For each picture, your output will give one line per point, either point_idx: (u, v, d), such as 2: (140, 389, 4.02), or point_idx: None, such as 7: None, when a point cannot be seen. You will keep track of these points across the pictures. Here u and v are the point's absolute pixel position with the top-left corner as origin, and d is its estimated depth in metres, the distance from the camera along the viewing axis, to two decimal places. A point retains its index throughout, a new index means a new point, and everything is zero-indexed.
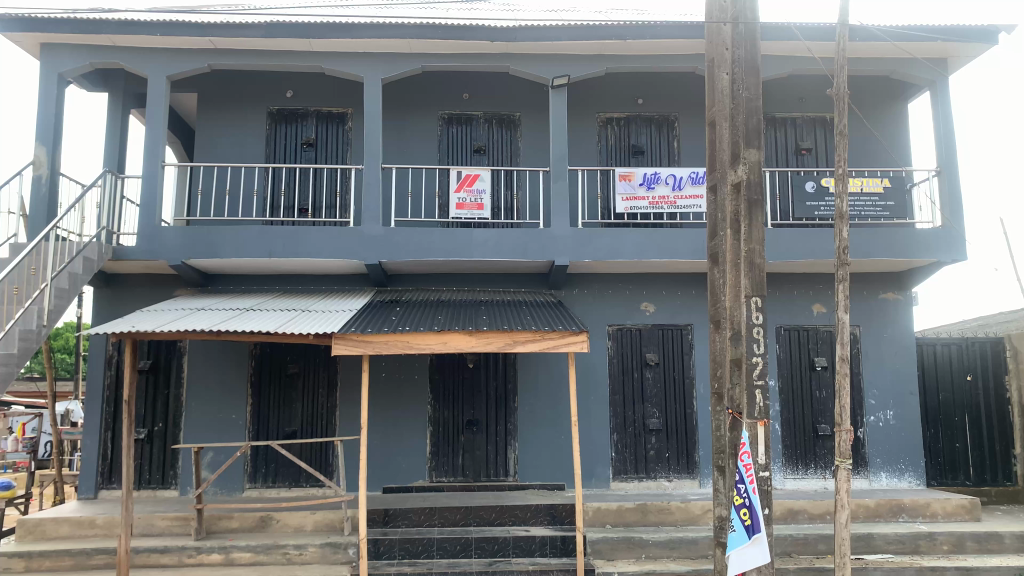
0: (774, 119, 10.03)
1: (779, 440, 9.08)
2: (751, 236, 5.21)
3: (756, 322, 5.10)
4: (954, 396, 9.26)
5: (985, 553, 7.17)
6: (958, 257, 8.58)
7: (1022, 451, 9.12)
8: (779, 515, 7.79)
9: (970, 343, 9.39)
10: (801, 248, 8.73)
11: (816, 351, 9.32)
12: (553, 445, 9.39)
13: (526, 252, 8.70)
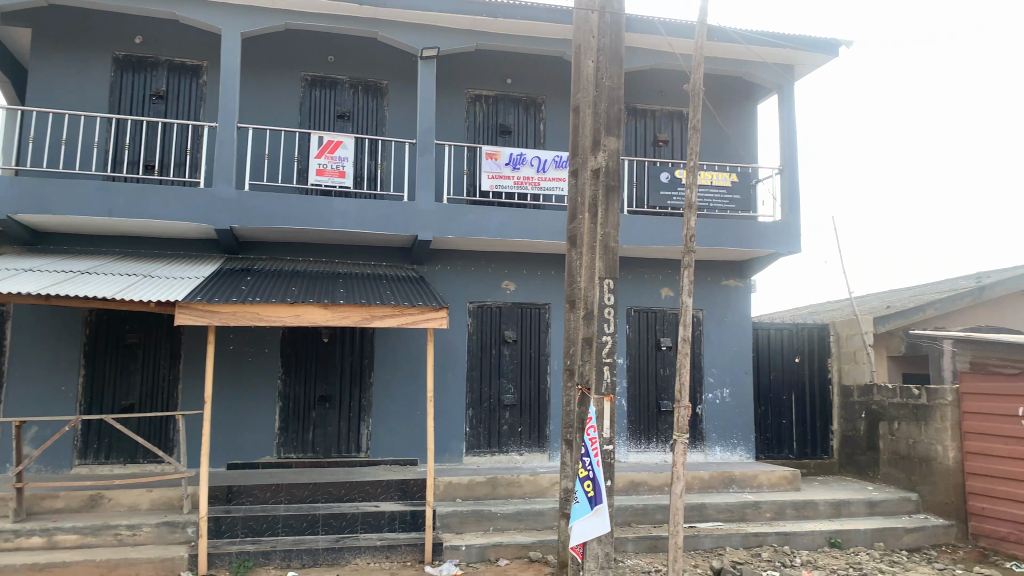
0: (635, 109, 10.33)
1: (625, 415, 9.42)
2: (607, 220, 5.38)
3: (608, 304, 5.27)
4: (783, 376, 9.93)
5: (801, 519, 7.73)
6: (792, 249, 9.21)
7: (839, 428, 9.92)
8: (621, 487, 8.06)
9: (800, 328, 10.08)
10: (654, 234, 9.08)
11: (662, 331, 9.75)
12: (407, 420, 9.32)
13: (388, 225, 8.56)
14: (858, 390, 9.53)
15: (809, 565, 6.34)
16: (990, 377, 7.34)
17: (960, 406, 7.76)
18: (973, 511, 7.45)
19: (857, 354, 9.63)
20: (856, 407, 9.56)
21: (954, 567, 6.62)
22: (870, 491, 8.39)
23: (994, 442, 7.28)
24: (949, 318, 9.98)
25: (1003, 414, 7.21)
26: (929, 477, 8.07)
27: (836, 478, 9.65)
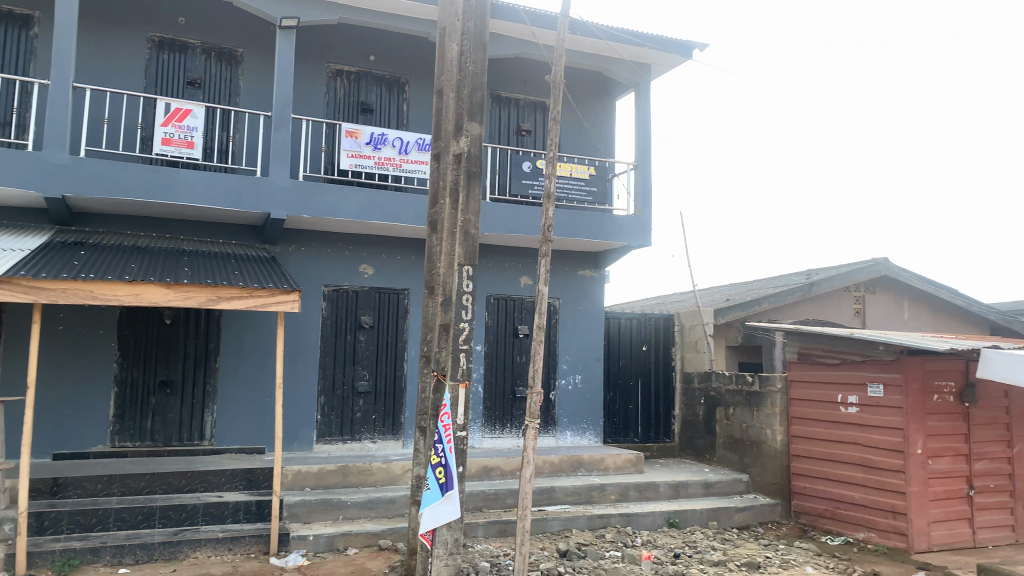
0: (499, 96, 10.34)
1: (480, 402, 9.46)
2: (468, 207, 5.37)
3: (466, 290, 5.27)
4: (631, 364, 10.30)
5: (644, 500, 8.03)
6: (644, 243, 9.54)
7: (680, 412, 10.42)
8: (474, 472, 8.09)
9: (648, 318, 10.49)
10: (514, 223, 9.13)
11: (519, 319, 9.87)
12: (255, 406, 8.94)
13: (240, 201, 8.13)
14: (699, 377, 10.04)
15: (649, 545, 6.60)
16: (815, 366, 7.90)
17: (788, 392, 8.31)
18: (796, 489, 8.06)
19: (699, 343, 10.13)
20: (696, 393, 10.08)
21: (778, 542, 7.09)
22: (706, 472, 8.87)
23: (816, 425, 7.86)
24: (782, 312, 10.70)
25: (826, 401, 7.78)
26: (758, 459, 8.60)
27: (676, 460, 10.13)
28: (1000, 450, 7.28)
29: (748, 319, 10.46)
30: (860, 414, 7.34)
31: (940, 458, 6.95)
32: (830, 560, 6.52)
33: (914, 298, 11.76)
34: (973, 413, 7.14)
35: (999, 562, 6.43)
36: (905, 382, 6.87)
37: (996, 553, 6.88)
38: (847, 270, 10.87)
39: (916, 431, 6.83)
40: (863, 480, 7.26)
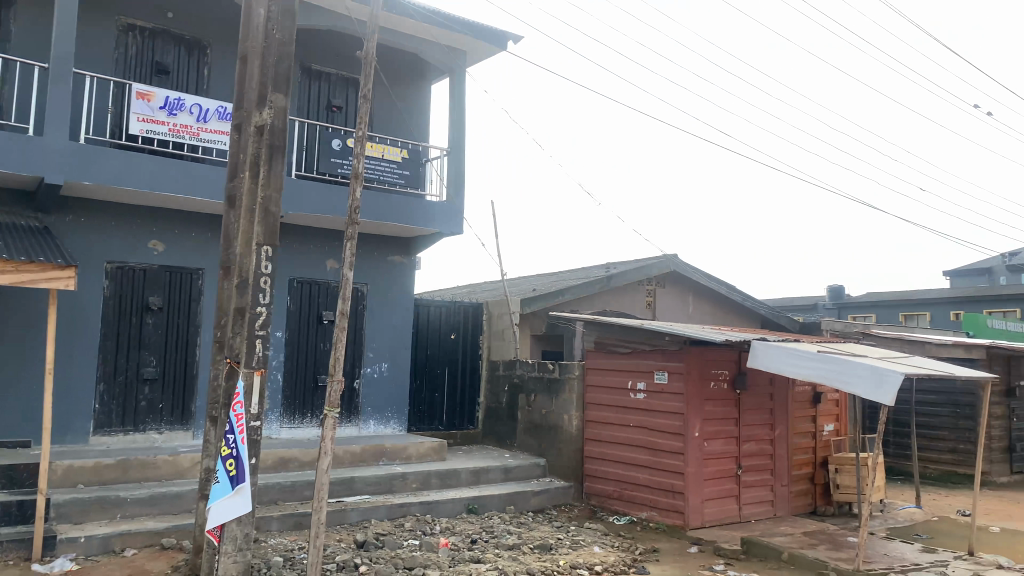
0: (311, 69, 9.88)
1: (279, 391, 9.06)
2: (270, 183, 5.13)
3: (265, 272, 5.05)
4: (438, 352, 10.29)
5: (444, 488, 7.93)
6: (455, 230, 9.55)
7: (485, 400, 10.53)
8: (270, 464, 7.73)
9: (456, 306, 10.53)
10: (320, 203, 8.79)
11: (324, 305, 9.54)
12: (19, 396, 7.98)
13: (7, 161, 7.18)
14: (504, 364, 10.20)
15: (447, 532, 6.63)
16: (610, 354, 8.31)
17: (585, 378, 8.65)
18: (588, 472, 8.46)
19: (505, 332, 10.31)
20: (500, 380, 10.21)
21: (570, 524, 7.41)
22: (505, 458, 9.01)
23: (608, 411, 8.29)
24: (582, 302, 11.15)
25: (617, 387, 8.22)
26: (554, 443, 8.85)
27: (478, 447, 10.23)
28: (764, 432, 8.02)
29: (552, 308, 10.80)
30: (647, 399, 7.82)
31: (713, 440, 7.57)
32: (615, 538, 6.93)
33: (698, 292, 12.74)
34: (742, 399, 7.83)
35: (759, 534, 7.11)
36: (686, 369, 7.42)
37: (757, 526, 7.59)
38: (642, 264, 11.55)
39: (693, 414, 7.39)
40: (647, 462, 7.75)
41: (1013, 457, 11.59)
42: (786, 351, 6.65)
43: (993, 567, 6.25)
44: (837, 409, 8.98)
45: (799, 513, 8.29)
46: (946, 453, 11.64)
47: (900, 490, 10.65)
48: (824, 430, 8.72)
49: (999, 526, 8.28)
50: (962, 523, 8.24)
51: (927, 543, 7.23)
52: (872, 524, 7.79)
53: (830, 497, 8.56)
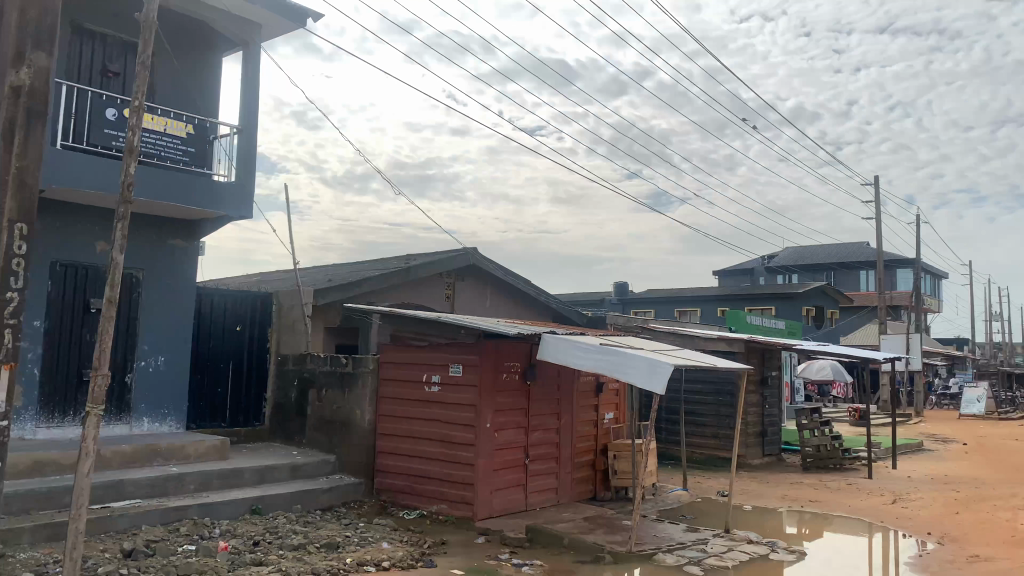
0: (81, 29, 8.85)
1: (34, 387, 8.11)
2: (26, 152, 4.50)
3: (18, 252, 4.46)
4: (222, 345, 9.67)
5: (226, 488, 7.47)
6: (244, 213, 9.01)
7: (272, 396, 10.01)
8: (21, 469, 6.89)
9: (243, 296, 9.98)
10: (89, 178, 7.94)
11: (91, 291, 8.66)
12: None
13: None
14: (294, 358, 9.77)
15: (228, 535, 6.25)
16: (405, 347, 8.26)
17: (379, 372, 8.52)
18: (379, 467, 8.34)
19: (295, 324, 9.88)
20: (289, 375, 9.79)
21: (358, 520, 7.28)
22: (292, 455, 8.65)
23: (402, 404, 8.23)
24: (379, 295, 11.02)
25: (412, 380, 8.17)
26: (344, 440, 8.54)
27: (264, 444, 9.71)
28: (550, 422, 8.32)
29: (346, 301, 10.59)
30: (441, 392, 7.86)
31: (503, 431, 7.75)
32: (404, 533, 6.90)
33: (493, 286, 13.08)
34: (531, 390, 8.07)
35: (543, 521, 7.38)
36: (481, 361, 7.54)
37: (542, 513, 7.88)
38: (440, 258, 11.65)
39: (485, 406, 7.53)
40: (439, 455, 7.79)
41: (765, 441, 12.93)
42: (571, 342, 6.93)
43: (745, 542, 7.03)
44: (617, 398, 9.51)
45: (580, 499, 8.71)
46: (710, 438, 12.74)
47: (671, 474, 11.54)
48: (605, 418, 9.20)
49: (751, 504, 9.21)
50: (722, 503, 9.13)
51: (691, 523, 7.89)
52: (645, 508, 8.37)
53: (609, 483, 9.02)
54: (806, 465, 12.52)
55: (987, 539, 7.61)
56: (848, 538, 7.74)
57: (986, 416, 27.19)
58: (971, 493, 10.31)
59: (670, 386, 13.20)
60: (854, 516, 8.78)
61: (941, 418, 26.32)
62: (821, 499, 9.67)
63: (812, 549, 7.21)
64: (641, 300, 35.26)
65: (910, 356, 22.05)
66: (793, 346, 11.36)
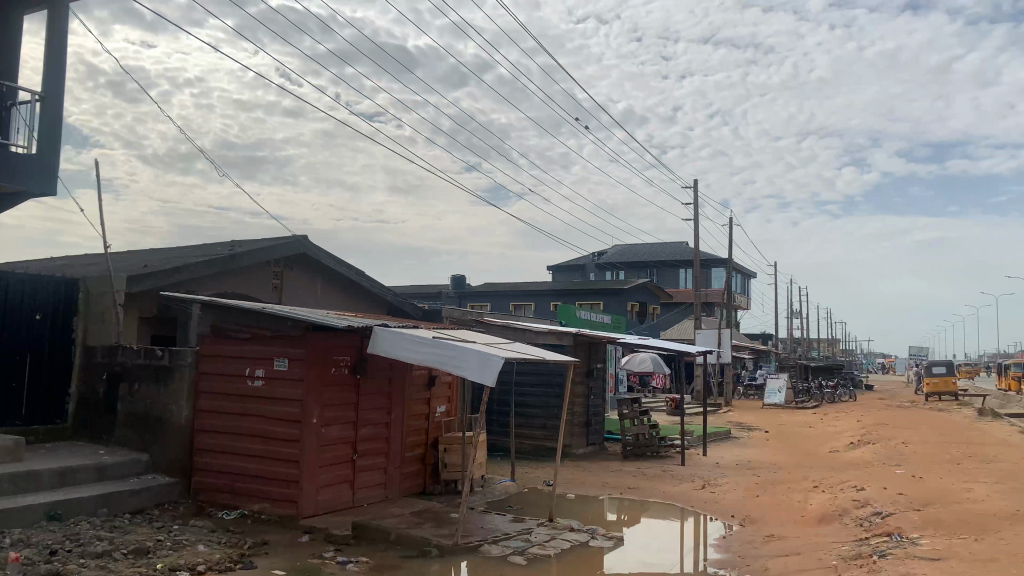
0: None
1: None
2: None
3: None
4: (18, 334, 8.72)
5: (19, 493, 6.75)
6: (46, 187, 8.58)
7: (77, 391, 9.18)
8: None
9: (45, 281, 9.08)
10: None
11: None
12: None
13: None
14: (103, 350, 9.06)
15: (20, 544, 5.69)
16: (227, 340, 7.88)
17: (198, 366, 8.07)
18: (196, 466, 7.92)
19: (106, 314, 9.23)
20: (97, 367, 9.05)
21: (172, 523, 6.88)
22: (97, 454, 8.00)
23: (222, 399, 7.84)
24: (201, 284, 10.51)
25: (233, 374, 7.81)
26: (158, 439, 8.01)
27: (66, 443, 8.86)
28: (380, 417, 8.22)
29: (164, 289, 10.01)
30: (265, 386, 7.56)
31: (331, 426, 7.57)
32: (222, 535, 6.60)
33: (324, 277, 12.94)
34: (362, 384, 7.93)
35: (370, 517, 7.31)
36: (307, 356, 7.33)
37: (369, 509, 7.79)
38: (271, 247, 11.40)
39: (312, 401, 7.33)
40: (262, 452, 7.50)
41: (589, 430, 13.47)
42: (403, 335, 6.90)
43: (566, 530, 7.32)
44: (449, 392, 9.55)
45: (409, 494, 8.68)
46: (538, 429, 13.10)
47: (499, 466, 11.75)
48: (436, 412, 9.22)
49: (574, 493, 9.58)
50: (547, 492, 9.44)
51: (517, 513, 8.09)
52: (473, 500, 8.49)
53: (437, 477, 9.04)
54: (626, 453, 13.15)
55: (780, 520, 8.38)
56: (661, 523, 8.26)
57: (784, 405, 29.98)
58: (769, 477, 11.30)
59: (501, 378, 13.45)
60: (669, 502, 9.32)
61: (747, 408, 28.63)
62: (639, 486, 10.23)
63: (628, 534, 7.62)
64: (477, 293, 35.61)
65: (719, 350, 23.79)
66: (619, 339, 11.92)
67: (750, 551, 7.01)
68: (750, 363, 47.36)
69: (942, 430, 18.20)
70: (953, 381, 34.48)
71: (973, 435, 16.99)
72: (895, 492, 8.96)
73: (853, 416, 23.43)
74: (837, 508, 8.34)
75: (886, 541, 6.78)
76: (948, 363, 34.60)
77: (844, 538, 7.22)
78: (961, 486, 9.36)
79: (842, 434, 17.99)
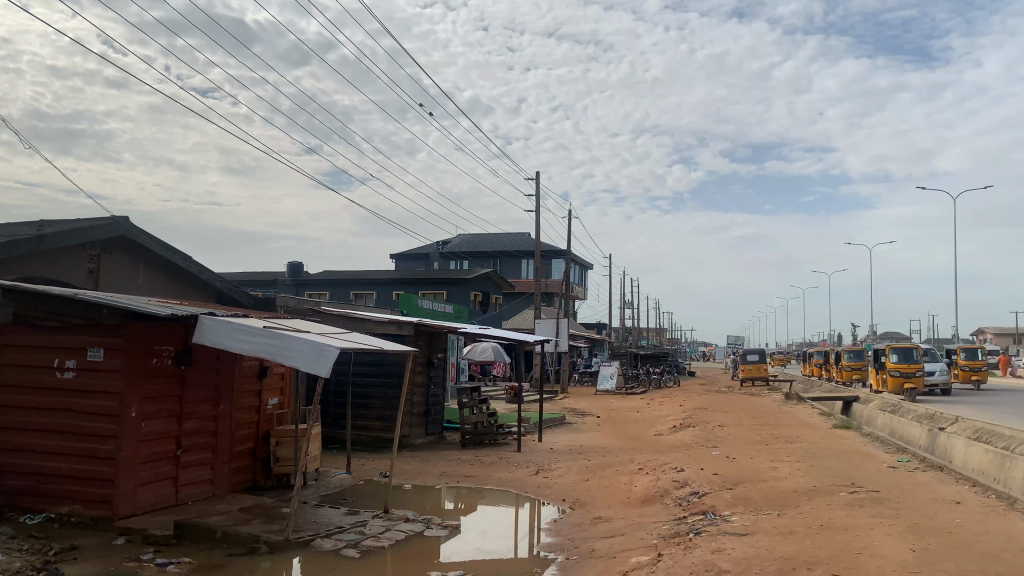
0: None
1: None
2: None
3: None
4: None
5: None
6: None
7: None
8: None
9: None
10: None
11: None
12: None
13: None
14: None
15: None
16: (33, 329, 7.23)
17: None
18: None
19: None
20: None
21: None
22: None
23: (26, 393, 7.18)
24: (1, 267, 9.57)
25: (39, 366, 7.17)
26: None
27: None
28: (207, 410, 7.83)
29: None
30: (76, 379, 6.99)
31: (151, 421, 7.12)
32: (24, 541, 6.06)
33: (146, 266, 12.30)
34: (187, 376, 7.52)
35: (194, 516, 6.97)
36: (125, 346, 6.84)
37: (194, 507, 7.41)
38: (88, 227, 10.80)
39: (131, 393, 6.86)
40: (72, 450, 6.95)
41: (428, 420, 13.48)
42: (231, 324, 6.72)
43: (401, 521, 7.29)
44: (281, 383, 9.24)
45: (237, 490, 8.33)
46: (375, 420, 12.97)
47: (335, 458, 11.52)
48: (268, 404, 8.90)
49: (410, 484, 9.57)
50: (383, 483, 9.37)
51: (351, 506, 7.99)
52: (305, 493, 8.30)
53: (269, 472, 8.75)
54: (464, 442, 13.26)
55: (608, 502, 8.76)
56: (496, 509, 8.41)
57: (615, 391, 31.35)
58: (600, 461, 11.81)
59: (337, 369, 13.19)
60: (504, 488, 9.50)
61: (583, 395, 29.76)
62: (477, 474, 10.38)
63: (465, 523, 7.69)
64: (317, 283, 34.60)
65: (555, 339, 24.48)
66: (461, 329, 12.04)
67: (578, 533, 7.28)
68: (586, 351, 49.16)
69: (753, 413, 19.72)
70: (765, 367, 37.38)
71: (779, 417, 18.54)
72: (711, 472, 9.61)
73: (677, 401, 24.91)
74: (659, 489, 8.82)
75: (701, 519, 7.24)
76: (761, 351, 37.54)
77: (665, 517, 7.65)
78: (769, 465, 10.18)
79: (664, 419, 19.12)
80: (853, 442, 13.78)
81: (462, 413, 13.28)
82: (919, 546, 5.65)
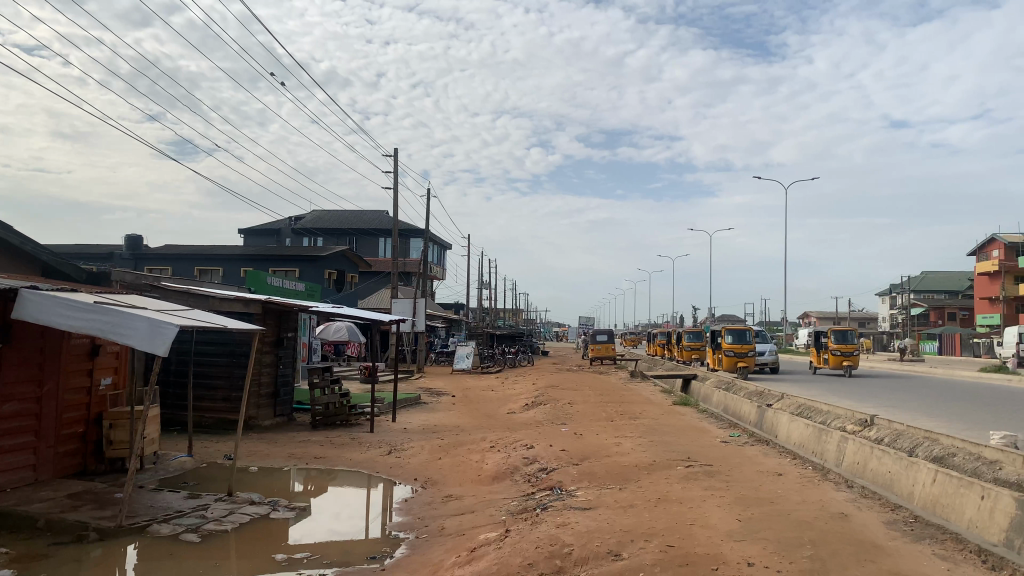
0: None
1: None
2: None
3: None
4: None
5: None
6: None
7: None
8: None
9: None
10: None
11: None
12: None
13: None
14: None
15: None
16: None
17: None
18: None
19: None
20: None
21: None
22: None
23: None
24: None
25: None
26: None
27: None
28: (28, 391, 7.23)
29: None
30: None
31: None
32: None
33: None
34: (5, 354, 6.91)
35: (15, 503, 6.45)
36: None
37: (15, 494, 6.86)
38: None
39: None
40: None
41: (276, 402, 13.09)
42: (57, 299, 6.23)
43: (246, 504, 7.05)
44: (115, 362, 8.69)
45: (64, 476, 7.76)
46: (220, 402, 12.45)
47: (176, 441, 11.00)
48: (100, 384, 8.34)
49: (257, 466, 9.27)
50: (227, 466, 9.02)
51: (193, 490, 7.65)
52: (141, 477, 7.86)
53: (100, 455, 8.22)
54: (315, 422, 13.01)
55: (459, 480, 8.84)
56: (347, 490, 8.29)
57: (470, 370, 31.62)
58: (452, 440, 11.89)
59: (178, 349, 12.53)
60: (355, 469, 9.40)
61: (438, 374, 29.83)
62: (327, 455, 10.17)
63: (314, 504, 7.54)
64: (157, 258, 32.67)
65: (410, 319, 24.32)
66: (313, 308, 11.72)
67: (428, 512, 7.30)
68: (444, 331, 49.30)
69: (601, 391, 20.46)
70: (612, 347, 38.88)
71: (624, 395, 19.34)
72: (559, 448, 9.94)
73: (528, 379, 25.43)
74: (509, 466, 9.00)
75: (548, 494, 7.46)
76: (610, 332, 39.04)
77: (514, 494, 7.80)
78: (615, 442, 10.61)
79: (515, 397, 19.51)
80: (690, 418, 14.58)
81: (313, 393, 13.01)
82: (743, 516, 6.06)
